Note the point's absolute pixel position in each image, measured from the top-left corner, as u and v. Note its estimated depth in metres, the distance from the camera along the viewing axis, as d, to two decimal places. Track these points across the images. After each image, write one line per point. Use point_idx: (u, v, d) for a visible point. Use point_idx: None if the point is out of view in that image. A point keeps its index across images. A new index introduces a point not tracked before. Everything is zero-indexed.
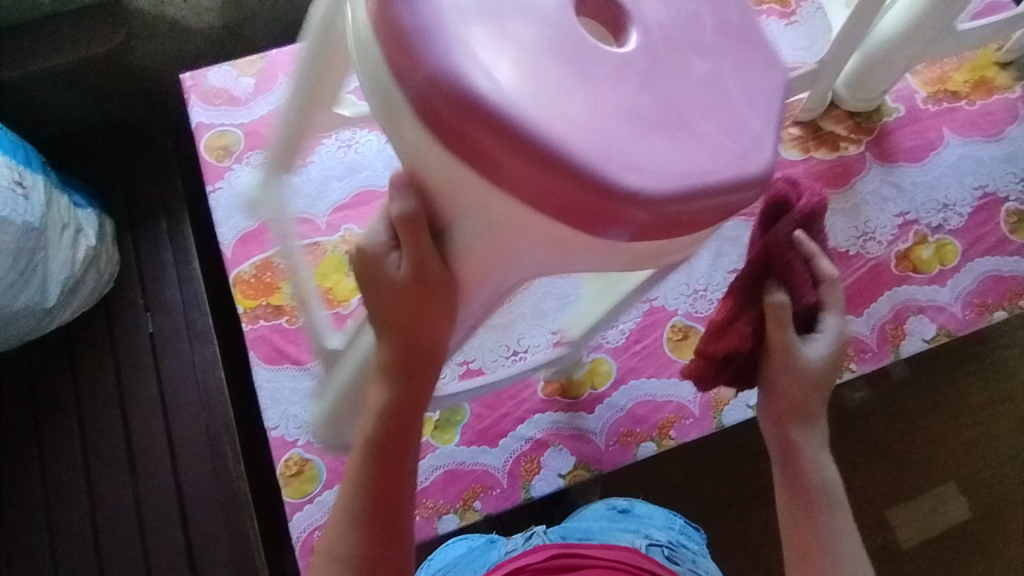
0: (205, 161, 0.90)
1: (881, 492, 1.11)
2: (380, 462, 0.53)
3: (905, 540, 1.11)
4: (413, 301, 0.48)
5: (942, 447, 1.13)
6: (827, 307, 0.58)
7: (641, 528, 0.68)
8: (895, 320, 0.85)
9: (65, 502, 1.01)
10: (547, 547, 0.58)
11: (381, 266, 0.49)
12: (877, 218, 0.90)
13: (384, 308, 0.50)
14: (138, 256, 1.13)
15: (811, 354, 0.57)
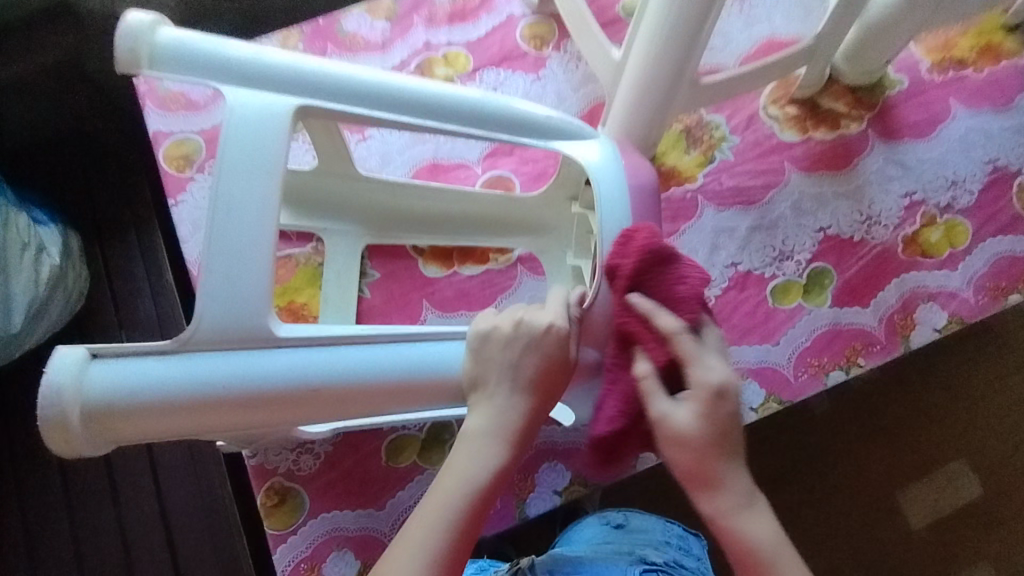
0: (163, 172, 0.84)
1: (891, 474, 1.08)
2: (461, 537, 0.45)
3: (916, 520, 1.07)
4: (560, 386, 0.51)
5: (951, 428, 1.09)
6: (683, 362, 0.48)
7: (634, 550, 0.64)
8: (904, 309, 0.80)
9: (49, 534, 0.98)
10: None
11: (554, 342, 0.50)
12: (882, 200, 0.84)
13: (538, 383, 0.50)
14: (108, 272, 1.08)
15: (681, 421, 0.48)
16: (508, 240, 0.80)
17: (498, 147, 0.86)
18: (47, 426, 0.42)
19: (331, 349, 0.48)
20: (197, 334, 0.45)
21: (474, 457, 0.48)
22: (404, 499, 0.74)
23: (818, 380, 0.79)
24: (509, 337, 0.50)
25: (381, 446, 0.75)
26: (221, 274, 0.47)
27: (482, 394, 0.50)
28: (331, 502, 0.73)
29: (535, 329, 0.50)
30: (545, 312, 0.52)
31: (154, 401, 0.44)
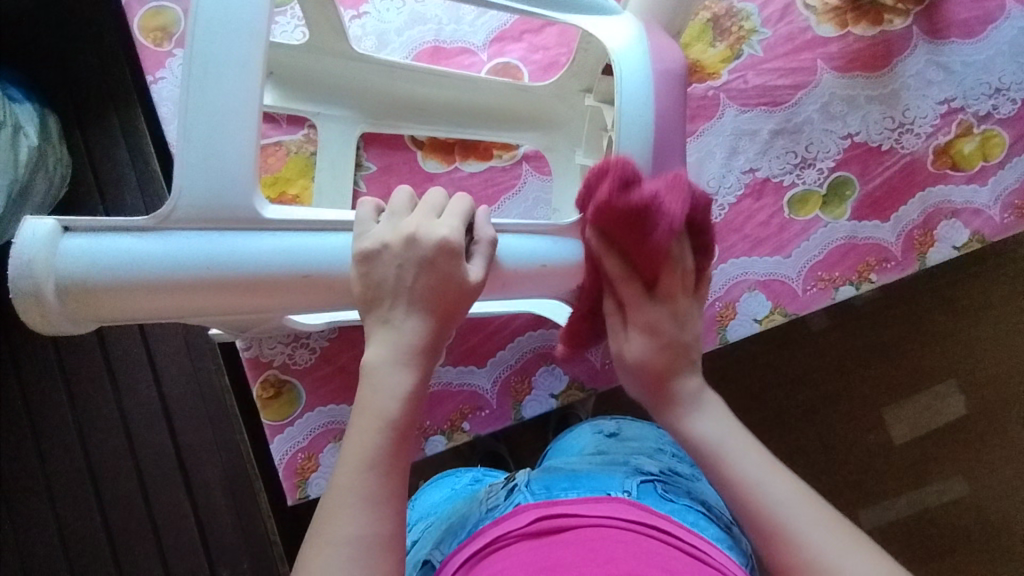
0: (140, 45, 0.77)
1: (879, 392, 1.09)
2: (391, 458, 0.41)
3: (900, 433, 1.09)
4: (466, 306, 0.45)
5: (947, 348, 1.09)
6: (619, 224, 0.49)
7: (630, 462, 0.66)
8: (925, 225, 0.77)
9: (50, 415, 1.00)
10: (529, 509, 0.54)
11: (449, 259, 0.43)
12: (917, 106, 0.78)
13: (438, 301, 0.43)
14: (91, 156, 1.03)
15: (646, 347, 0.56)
16: (513, 135, 0.75)
17: (505, 32, 0.79)
18: (21, 300, 0.40)
19: (321, 237, 0.45)
20: (177, 211, 0.42)
21: (382, 386, 0.42)
22: None
23: (827, 294, 0.76)
24: (398, 257, 0.43)
25: None
26: (201, 146, 0.43)
27: (378, 319, 0.43)
28: (328, 395, 0.73)
29: (425, 248, 0.43)
30: (438, 221, 0.44)
31: (137, 278, 0.41)
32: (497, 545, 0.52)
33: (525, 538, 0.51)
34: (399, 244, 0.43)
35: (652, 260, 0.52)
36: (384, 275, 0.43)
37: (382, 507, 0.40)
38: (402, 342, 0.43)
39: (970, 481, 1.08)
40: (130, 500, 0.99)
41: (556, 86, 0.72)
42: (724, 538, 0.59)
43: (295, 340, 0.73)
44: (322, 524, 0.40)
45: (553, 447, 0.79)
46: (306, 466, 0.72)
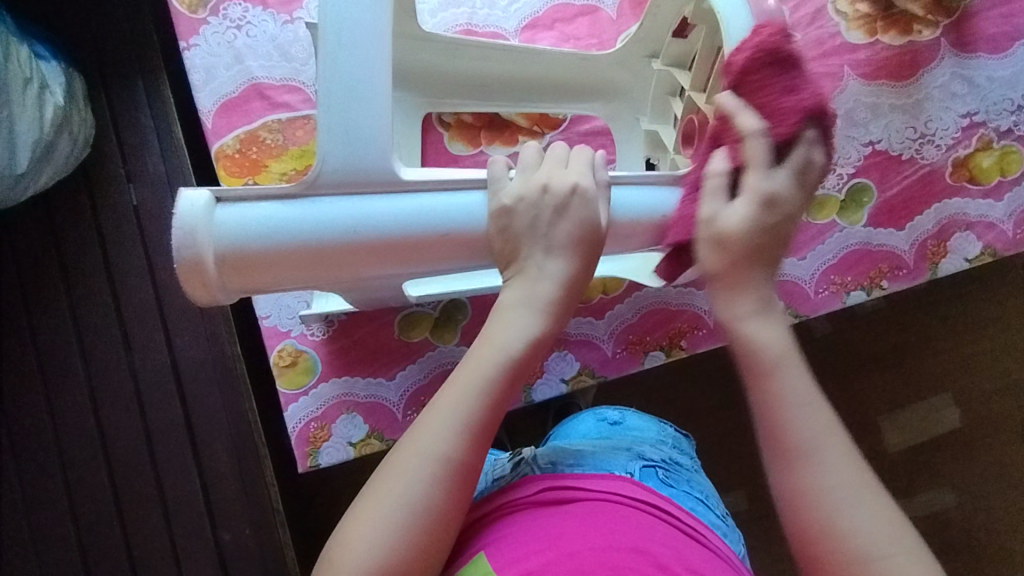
0: (173, 9, 0.78)
1: (878, 399, 1.11)
2: (499, 391, 0.47)
3: (895, 441, 1.11)
4: (597, 253, 0.49)
5: (948, 361, 1.10)
6: (748, 163, 0.47)
7: (633, 446, 0.68)
8: (938, 235, 0.78)
9: (62, 371, 1.01)
10: (537, 480, 0.56)
11: (582, 206, 0.48)
12: (939, 118, 0.79)
13: (580, 250, 0.49)
14: (114, 118, 1.04)
15: (753, 329, 0.48)
16: (569, 108, 0.78)
17: (538, 20, 0.80)
18: (184, 266, 0.44)
19: (459, 196, 0.48)
20: (321, 178, 0.46)
21: (508, 329, 0.48)
22: (411, 373, 0.75)
23: (838, 298, 0.78)
24: (537, 206, 0.48)
25: (393, 320, 0.75)
26: (340, 113, 0.47)
27: (517, 266, 0.49)
28: (343, 367, 0.75)
29: (559, 197, 0.48)
30: (568, 170, 0.49)
31: (284, 242, 0.45)
32: (504, 511, 0.54)
33: (533, 506, 0.54)
34: (536, 193, 0.48)
35: (779, 113, 0.47)
36: (520, 220, 0.48)
37: (472, 436, 0.46)
38: (537, 287, 0.48)
39: (959, 492, 1.10)
40: (138, 460, 1.00)
41: (622, 53, 0.73)
42: (718, 525, 0.64)
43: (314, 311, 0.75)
44: (416, 434, 0.46)
45: (555, 432, 0.81)
46: (318, 435, 0.73)
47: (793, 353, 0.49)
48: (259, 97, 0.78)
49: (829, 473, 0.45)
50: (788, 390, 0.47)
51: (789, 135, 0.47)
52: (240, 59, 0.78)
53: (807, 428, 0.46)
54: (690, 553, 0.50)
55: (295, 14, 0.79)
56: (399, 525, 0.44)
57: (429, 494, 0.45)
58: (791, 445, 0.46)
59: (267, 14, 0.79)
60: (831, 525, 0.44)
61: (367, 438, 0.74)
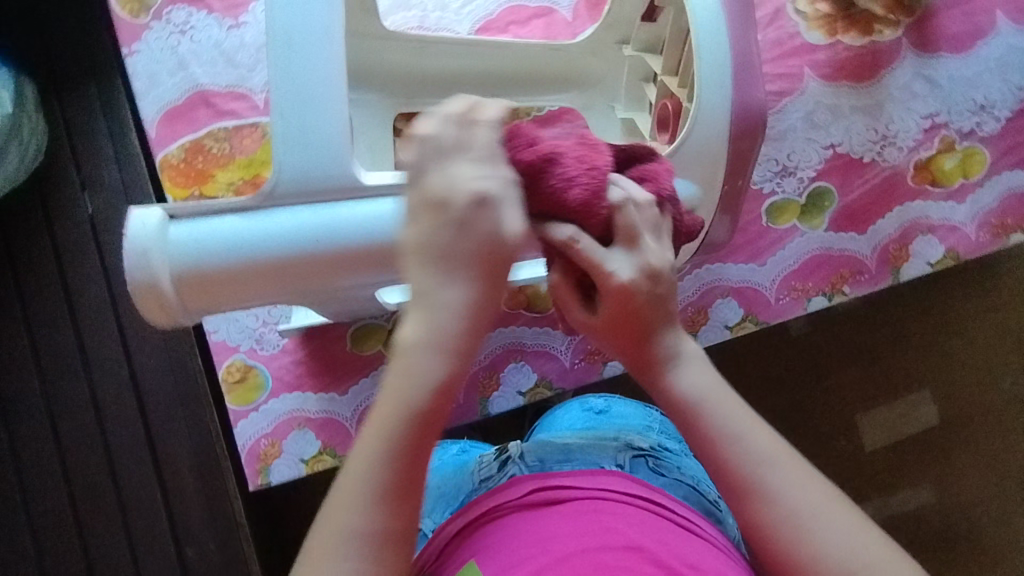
0: (115, 16, 0.76)
1: (850, 399, 1.10)
2: (420, 427, 0.41)
3: (870, 441, 1.10)
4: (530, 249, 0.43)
5: (921, 361, 1.10)
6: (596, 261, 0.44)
7: (620, 437, 0.67)
8: (901, 239, 0.77)
9: (17, 386, 0.98)
10: (525, 481, 0.53)
11: (486, 218, 0.41)
12: (900, 119, 0.78)
13: (484, 268, 0.42)
14: (67, 126, 1.01)
15: (682, 383, 0.48)
16: (542, 99, 0.75)
17: (492, 22, 0.78)
18: (143, 291, 0.46)
19: (410, 201, 0.50)
20: (278, 189, 0.47)
21: (430, 327, 0.41)
22: (365, 388, 0.73)
23: (800, 305, 0.76)
24: (436, 219, 0.41)
25: (345, 332, 0.73)
26: (293, 118, 0.48)
27: (421, 269, 0.42)
28: (293, 383, 0.73)
29: (462, 200, 0.41)
30: (490, 171, 0.42)
31: (232, 262, 0.47)
32: (485, 519, 0.51)
33: (521, 509, 0.51)
34: (465, 198, 0.40)
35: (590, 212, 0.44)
36: (432, 232, 0.41)
37: (398, 481, 0.41)
38: (434, 318, 0.41)
39: (934, 490, 1.09)
40: (98, 475, 0.98)
41: (592, 41, 0.72)
42: (715, 513, 0.62)
43: (264, 325, 0.73)
44: (358, 475, 0.41)
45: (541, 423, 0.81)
46: (269, 452, 0.71)
47: (721, 393, 0.48)
48: (205, 105, 0.75)
49: (748, 451, 0.46)
50: (718, 422, 0.47)
51: (602, 220, 0.44)
52: (184, 66, 0.76)
53: (740, 417, 0.47)
54: (681, 541, 0.49)
55: (240, 18, 0.77)
56: (360, 554, 0.40)
57: (388, 531, 0.41)
58: (730, 466, 0.46)
59: (211, 18, 0.76)
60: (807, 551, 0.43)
61: (319, 455, 0.72)
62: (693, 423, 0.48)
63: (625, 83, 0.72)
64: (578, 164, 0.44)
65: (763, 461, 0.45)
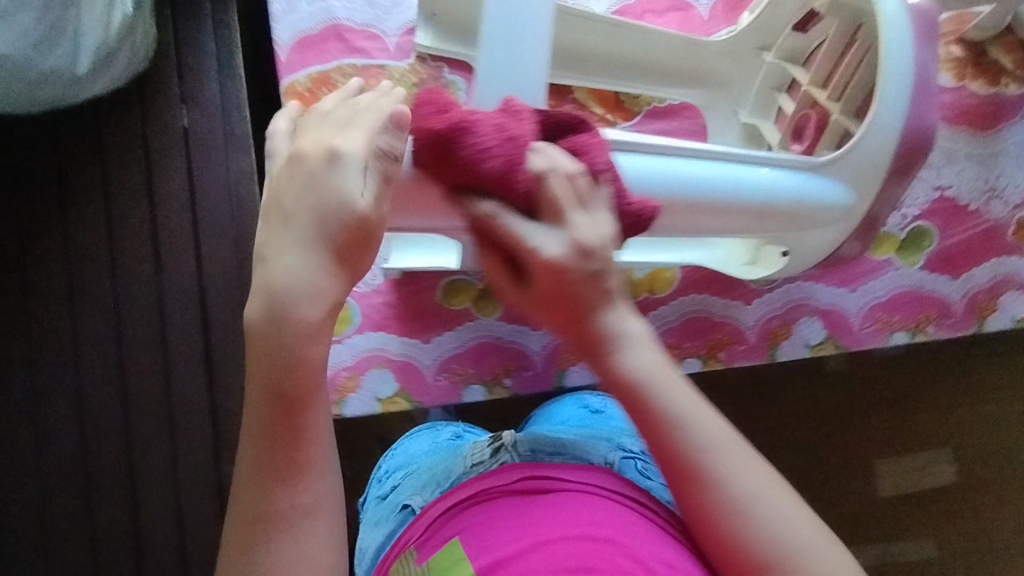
0: None
1: None
2: (293, 384, 0.45)
3: None
4: (358, 226, 0.46)
5: None
6: (569, 203, 0.48)
7: (613, 436, 0.63)
8: (989, 290, 0.83)
9: (89, 283, 1.00)
10: (516, 467, 0.53)
11: (333, 177, 0.45)
12: (1010, 174, 0.82)
13: (334, 240, 0.45)
14: (176, 37, 1.02)
15: (628, 362, 0.48)
16: (671, 92, 0.74)
17: (629, 7, 0.78)
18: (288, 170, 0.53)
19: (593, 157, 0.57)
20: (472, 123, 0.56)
21: (291, 267, 0.44)
22: (447, 340, 0.75)
23: (881, 335, 0.84)
24: (290, 174, 0.46)
25: (439, 283, 0.75)
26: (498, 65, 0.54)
27: (280, 219, 0.46)
28: (381, 323, 0.74)
29: (310, 158, 0.46)
30: (340, 134, 0.47)
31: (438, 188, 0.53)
32: (475, 500, 0.51)
33: (511, 496, 0.51)
34: (315, 152, 0.46)
35: (502, 181, 0.47)
36: (288, 192, 0.46)
37: (284, 435, 0.46)
38: (281, 277, 0.44)
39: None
40: (153, 382, 1.00)
41: (731, 43, 0.72)
42: None
43: None
44: (252, 420, 0.46)
45: (535, 411, 0.73)
46: (348, 385, 0.73)
47: (682, 381, 0.49)
48: (337, 39, 0.76)
49: (707, 441, 0.47)
50: (685, 408, 0.48)
51: (527, 199, 0.48)
52: None
53: (682, 401, 0.48)
54: (655, 539, 0.48)
55: None
56: (272, 493, 0.46)
57: (306, 489, 0.47)
58: (683, 448, 0.47)
59: None
60: (749, 529, 0.46)
61: (394, 396, 0.74)
62: (645, 404, 0.48)
63: (755, 90, 0.74)
64: (494, 133, 0.48)
65: (714, 448, 0.47)
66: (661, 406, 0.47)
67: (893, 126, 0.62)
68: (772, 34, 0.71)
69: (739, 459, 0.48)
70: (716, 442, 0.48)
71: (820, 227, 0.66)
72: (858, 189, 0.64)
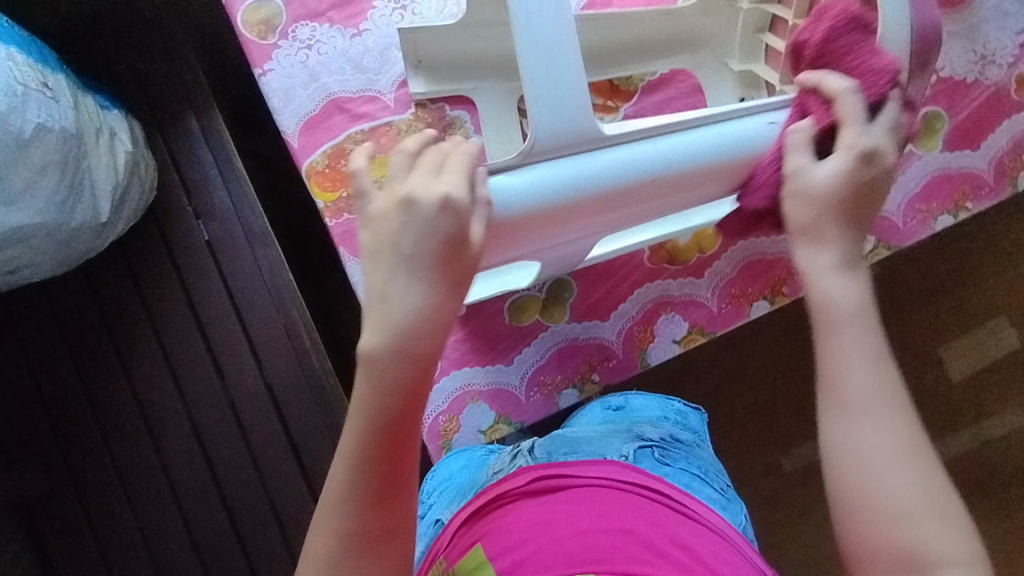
0: (245, 40, 0.79)
1: (937, 329, 1.08)
2: (394, 417, 0.44)
3: (955, 372, 1.09)
4: (467, 272, 0.46)
5: (1006, 280, 1.07)
6: (843, 122, 0.49)
7: (632, 428, 0.68)
8: (1013, 150, 0.80)
9: (163, 412, 1.03)
10: (531, 470, 0.57)
11: (450, 225, 0.44)
12: (997, 38, 0.80)
13: (443, 280, 0.44)
14: (174, 158, 1.05)
15: (825, 285, 0.46)
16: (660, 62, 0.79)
17: None
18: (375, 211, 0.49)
19: (719, 127, 0.56)
20: (538, 145, 0.52)
21: (405, 304, 0.43)
22: (528, 355, 0.77)
23: (927, 225, 0.80)
24: (400, 221, 0.44)
25: (503, 306, 0.77)
26: (542, 77, 0.51)
27: (388, 276, 0.44)
28: (461, 360, 0.76)
29: (422, 206, 0.44)
30: (438, 180, 0.45)
31: (541, 208, 0.52)
32: (496, 505, 0.55)
33: (524, 496, 0.54)
34: (434, 205, 0.44)
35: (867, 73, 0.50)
36: (397, 240, 0.44)
37: (387, 466, 0.45)
38: (403, 315, 0.43)
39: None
40: (249, 486, 1.02)
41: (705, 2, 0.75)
42: (718, 499, 0.63)
43: None
44: (352, 435, 0.45)
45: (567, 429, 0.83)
46: (449, 427, 0.75)
47: (868, 309, 0.46)
48: (340, 111, 0.80)
49: (870, 445, 0.42)
50: (848, 347, 0.44)
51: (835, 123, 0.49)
52: (315, 77, 0.80)
53: (867, 387, 0.43)
54: (668, 521, 0.51)
55: (361, 26, 0.81)
56: (367, 513, 0.45)
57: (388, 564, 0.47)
58: (843, 382, 0.44)
59: (334, 30, 0.81)
60: (878, 498, 0.42)
61: (495, 424, 0.76)
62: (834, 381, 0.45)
63: (738, 36, 0.75)
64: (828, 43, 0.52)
65: (878, 400, 0.43)
66: (841, 339, 0.45)
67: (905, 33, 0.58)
68: None
69: (904, 431, 0.43)
70: (873, 397, 0.43)
71: None
72: None
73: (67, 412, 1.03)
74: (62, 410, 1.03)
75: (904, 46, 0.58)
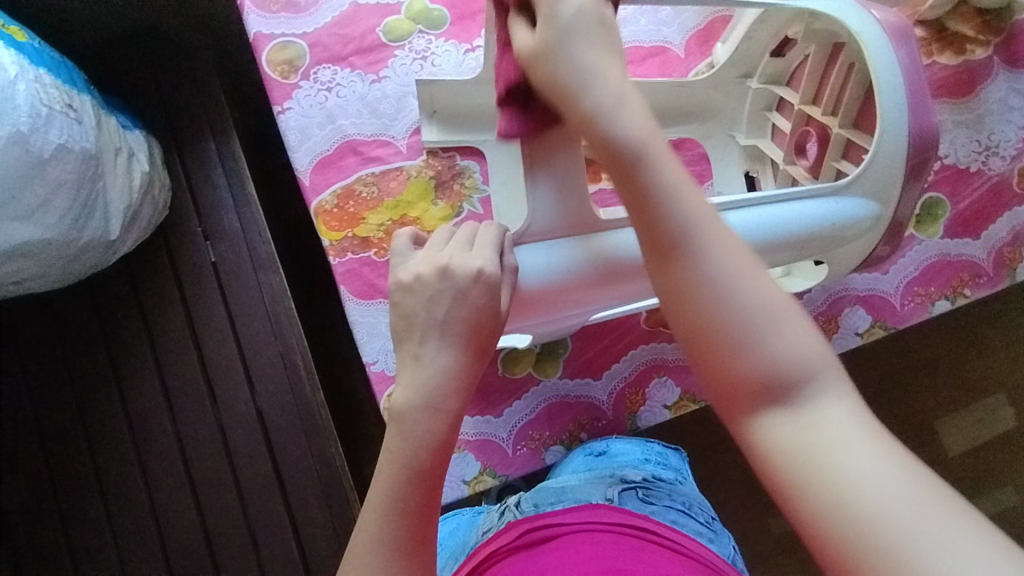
0: (268, 78, 0.82)
1: (935, 403, 1.06)
2: (421, 462, 0.43)
3: (951, 447, 1.07)
4: (495, 338, 0.46)
5: (1003, 358, 1.06)
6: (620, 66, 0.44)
7: (616, 471, 0.67)
8: (1013, 242, 0.81)
9: (151, 429, 1.03)
10: (516, 526, 0.54)
11: (483, 292, 0.45)
12: (1001, 130, 0.82)
13: (470, 342, 0.45)
14: (187, 178, 1.07)
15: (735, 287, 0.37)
16: (673, 130, 0.80)
17: None
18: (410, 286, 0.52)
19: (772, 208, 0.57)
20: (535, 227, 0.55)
21: (432, 363, 0.44)
22: (518, 409, 0.77)
23: (924, 308, 0.80)
24: (433, 287, 0.45)
25: (497, 357, 0.78)
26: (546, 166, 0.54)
27: (414, 342, 0.45)
28: None
29: (457, 276, 0.45)
30: (472, 254, 0.47)
31: (561, 285, 0.54)
32: (487, 565, 0.52)
33: (515, 551, 0.52)
34: (467, 276, 0.45)
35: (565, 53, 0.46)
36: (427, 305, 0.45)
37: (414, 511, 0.43)
38: (433, 378, 0.44)
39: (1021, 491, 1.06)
40: (230, 511, 1.01)
41: (716, 77, 0.77)
42: (702, 532, 0.62)
43: None
44: (381, 492, 0.43)
45: None
46: None
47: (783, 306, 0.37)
48: (353, 153, 0.81)
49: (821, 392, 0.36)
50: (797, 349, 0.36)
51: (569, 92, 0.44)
52: (332, 119, 0.82)
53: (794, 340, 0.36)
54: (668, 564, 0.48)
55: (382, 72, 0.83)
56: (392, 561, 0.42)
57: None
58: (799, 385, 0.35)
59: (355, 75, 0.83)
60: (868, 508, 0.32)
61: (480, 476, 0.75)
62: (736, 339, 0.36)
63: (746, 112, 0.78)
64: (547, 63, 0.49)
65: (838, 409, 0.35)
66: (777, 340, 0.36)
67: (900, 136, 0.60)
68: (752, 61, 0.76)
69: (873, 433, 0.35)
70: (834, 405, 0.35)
71: (852, 242, 0.63)
72: (885, 197, 0.62)
73: (57, 422, 1.03)
74: (51, 420, 1.03)
75: (898, 149, 0.60)
